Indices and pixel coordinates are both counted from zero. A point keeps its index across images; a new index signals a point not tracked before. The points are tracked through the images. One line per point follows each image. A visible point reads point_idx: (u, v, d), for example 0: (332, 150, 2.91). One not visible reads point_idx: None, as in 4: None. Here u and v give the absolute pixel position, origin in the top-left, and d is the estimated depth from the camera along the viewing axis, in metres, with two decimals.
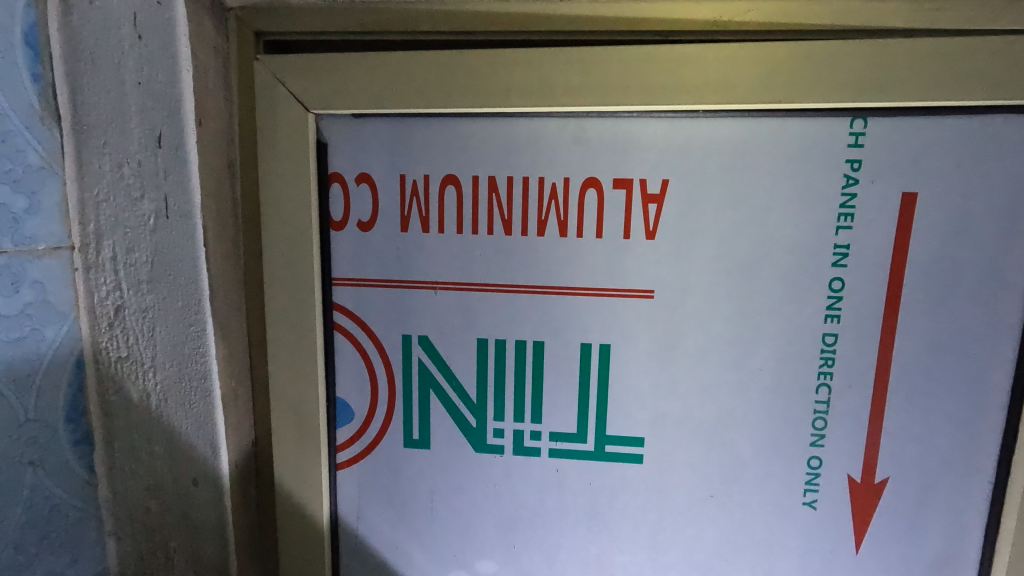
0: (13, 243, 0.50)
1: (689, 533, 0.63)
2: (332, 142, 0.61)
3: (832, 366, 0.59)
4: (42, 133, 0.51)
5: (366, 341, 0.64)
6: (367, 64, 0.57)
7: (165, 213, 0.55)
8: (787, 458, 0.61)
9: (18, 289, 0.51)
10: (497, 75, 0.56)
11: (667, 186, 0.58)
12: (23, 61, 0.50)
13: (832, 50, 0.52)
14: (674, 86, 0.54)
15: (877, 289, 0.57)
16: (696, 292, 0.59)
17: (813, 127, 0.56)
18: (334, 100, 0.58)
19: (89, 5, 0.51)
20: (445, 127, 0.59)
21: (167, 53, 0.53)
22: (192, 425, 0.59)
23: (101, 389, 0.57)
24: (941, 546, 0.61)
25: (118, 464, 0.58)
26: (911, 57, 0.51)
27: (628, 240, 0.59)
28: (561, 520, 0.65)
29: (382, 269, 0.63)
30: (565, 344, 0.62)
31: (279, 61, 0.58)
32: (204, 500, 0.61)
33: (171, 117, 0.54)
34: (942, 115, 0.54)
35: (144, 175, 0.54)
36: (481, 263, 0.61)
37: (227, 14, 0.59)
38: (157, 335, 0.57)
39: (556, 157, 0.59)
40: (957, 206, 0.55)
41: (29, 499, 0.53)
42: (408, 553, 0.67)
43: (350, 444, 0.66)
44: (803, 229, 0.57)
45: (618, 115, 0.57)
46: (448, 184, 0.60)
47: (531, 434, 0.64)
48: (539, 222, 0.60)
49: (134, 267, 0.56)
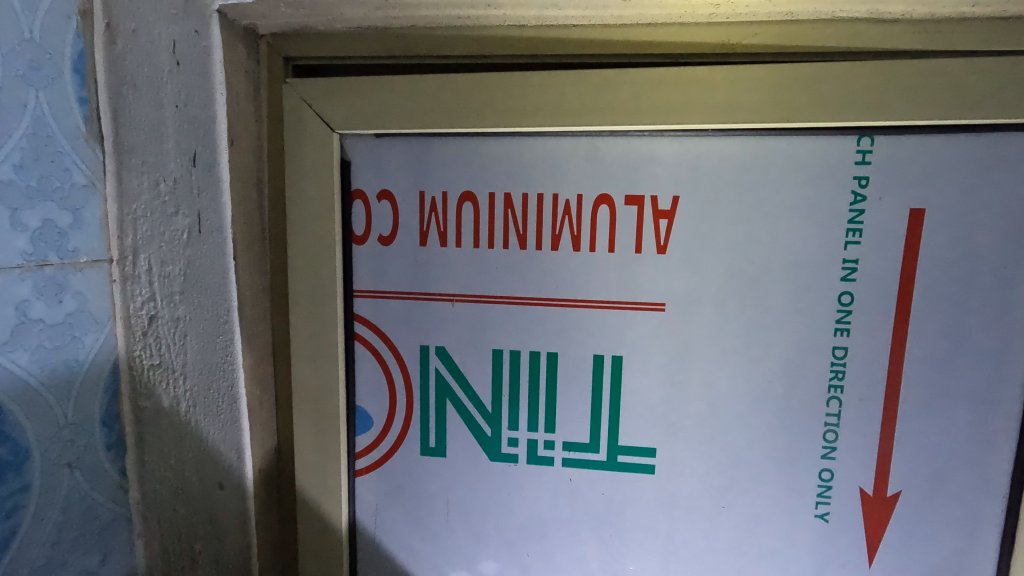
0: (58, 256, 0.52)
1: (700, 544, 0.64)
2: (355, 160, 0.64)
3: (843, 379, 0.60)
4: (86, 153, 0.53)
5: (385, 351, 0.67)
6: (390, 87, 0.60)
7: (198, 228, 0.59)
8: (798, 470, 0.62)
9: (61, 299, 0.52)
10: (513, 97, 0.58)
11: (677, 202, 0.59)
12: (71, 85, 0.51)
13: (838, 71, 0.53)
14: (684, 105, 0.56)
15: (885, 303, 0.58)
16: (707, 305, 0.60)
17: (820, 145, 0.57)
18: (358, 120, 0.61)
19: (133, 34, 0.53)
20: (463, 145, 0.62)
21: (202, 82, 0.57)
22: (219, 429, 0.63)
23: (134, 396, 0.58)
24: (956, 560, 0.61)
25: (149, 468, 0.60)
26: (916, 77, 0.53)
27: (640, 254, 0.61)
28: (573, 529, 0.66)
29: (401, 282, 0.65)
30: (578, 355, 0.63)
31: (307, 85, 0.61)
32: (228, 502, 0.64)
33: (206, 137, 0.58)
34: (947, 133, 0.56)
35: (179, 193, 0.57)
36: (496, 276, 0.63)
37: (259, 40, 0.63)
38: (188, 344, 0.60)
39: (570, 174, 0.61)
40: (964, 222, 0.56)
41: (65, 500, 0.54)
42: (423, 558, 0.69)
43: (368, 451, 0.68)
44: (812, 245, 0.58)
45: (630, 135, 0.59)
46: (466, 200, 0.63)
47: (545, 444, 0.65)
48: (553, 236, 0.62)
49: (169, 279, 0.58)
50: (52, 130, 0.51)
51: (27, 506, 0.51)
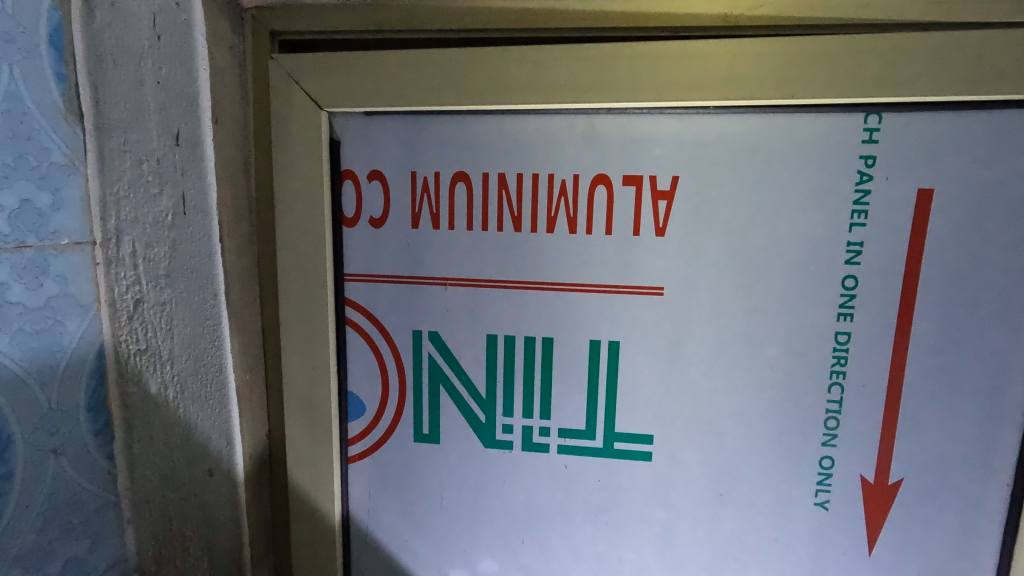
0: (38, 238, 0.51)
1: (697, 532, 0.63)
2: (345, 139, 0.62)
3: (845, 365, 0.58)
4: (65, 132, 0.53)
5: (377, 336, 0.65)
6: (380, 63, 0.58)
7: (183, 210, 0.57)
8: (798, 457, 0.60)
9: (42, 283, 0.52)
10: (506, 73, 0.56)
11: (676, 182, 0.58)
12: (48, 60, 0.51)
13: (845, 45, 0.51)
14: (684, 81, 0.54)
15: (889, 287, 0.57)
16: (706, 289, 0.59)
17: (825, 122, 0.55)
18: (347, 98, 0.59)
19: (110, 7, 0.53)
20: (456, 124, 0.60)
21: (183, 53, 0.54)
22: (207, 418, 0.61)
23: (121, 381, 0.59)
24: (958, 547, 0.60)
25: (138, 454, 0.60)
26: (927, 50, 0.50)
27: (638, 236, 0.59)
28: (569, 517, 0.65)
29: (393, 266, 0.64)
30: (574, 341, 0.62)
31: (294, 61, 0.59)
32: (218, 490, 0.62)
33: (190, 114, 0.55)
34: (957, 110, 0.53)
35: (163, 172, 0.56)
36: (491, 259, 0.62)
37: (243, 14, 0.60)
38: (175, 329, 0.58)
39: (566, 153, 0.59)
40: (973, 202, 0.54)
41: (52, 486, 0.54)
42: (417, 546, 0.68)
43: (361, 438, 0.67)
44: (816, 227, 0.56)
45: (628, 112, 0.57)
46: (459, 181, 0.61)
47: (541, 430, 0.64)
48: (548, 218, 0.60)
49: (154, 262, 0.57)
50: (27, 107, 0.50)
51: (11, 493, 0.51)
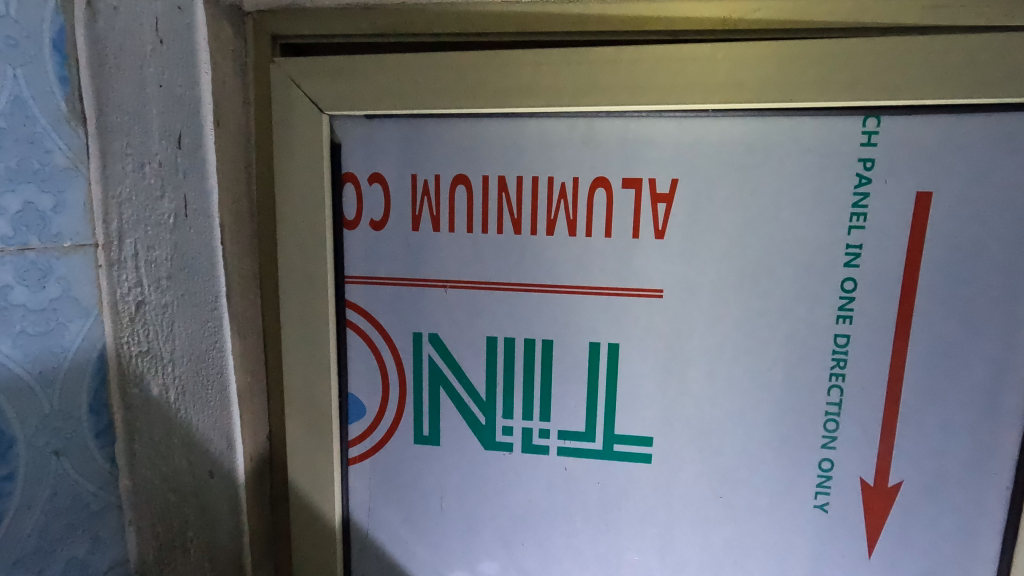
0: (40, 240, 0.51)
1: (697, 535, 0.63)
2: (345, 142, 0.62)
3: (844, 367, 0.58)
4: (67, 134, 0.52)
5: (378, 338, 0.65)
6: (380, 66, 0.58)
7: (185, 212, 0.58)
8: (797, 459, 0.60)
9: (44, 285, 0.52)
10: (506, 76, 0.56)
11: (675, 185, 0.58)
12: (51, 63, 0.51)
13: (843, 48, 0.51)
14: (683, 85, 0.54)
15: (888, 289, 0.57)
16: (705, 291, 0.59)
17: (824, 126, 0.55)
18: (348, 101, 0.59)
19: (113, 11, 0.53)
20: (456, 127, 0.60)
21: (185, 58, 0.56)
22: (207, 417, 0.62)
23: (123, 382, 0.58)
24: (958, 550, 0.60)
25: (139, 457, 0.60)
26: (925, 54, 0.51)
27: (638, 238, 0.59)
28: (569, 520, 0.65)
29: (393, 268, 0.64)
30: (574, 343, 0.62)
31: (295, 64, 0.59)
32: (219, 488, 0.64)
33: (192, 117, 0.57)
34: (955, 113, 0.54)
35: (165, 175, 0.56)
36: (491, 261, 0.62)
37: (244, 18, 0.61)
38: (176, 330, 0.59)
39: (566, 156, 0.59)
40: (971, 205, 0.55)
41: (54, 488, 0.54)
42: (417, 548, 0.68)
43: (361, 440, 0.67)
44: (815, 229, 0.57)
45: (627, 116, 0.57)
46: (459, 183, 0.61)
47: (541, 433, 0.64)
48: (548, 221, 0.60)
49: (155, 265, 0.57)
50: (31, 110, 0.50)
51: (13, 494, 0.51)
